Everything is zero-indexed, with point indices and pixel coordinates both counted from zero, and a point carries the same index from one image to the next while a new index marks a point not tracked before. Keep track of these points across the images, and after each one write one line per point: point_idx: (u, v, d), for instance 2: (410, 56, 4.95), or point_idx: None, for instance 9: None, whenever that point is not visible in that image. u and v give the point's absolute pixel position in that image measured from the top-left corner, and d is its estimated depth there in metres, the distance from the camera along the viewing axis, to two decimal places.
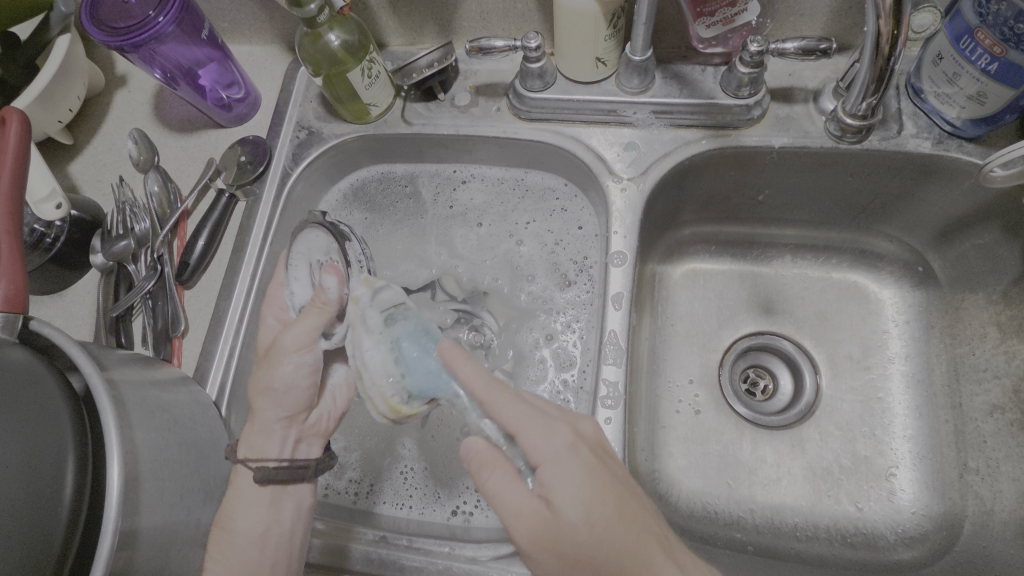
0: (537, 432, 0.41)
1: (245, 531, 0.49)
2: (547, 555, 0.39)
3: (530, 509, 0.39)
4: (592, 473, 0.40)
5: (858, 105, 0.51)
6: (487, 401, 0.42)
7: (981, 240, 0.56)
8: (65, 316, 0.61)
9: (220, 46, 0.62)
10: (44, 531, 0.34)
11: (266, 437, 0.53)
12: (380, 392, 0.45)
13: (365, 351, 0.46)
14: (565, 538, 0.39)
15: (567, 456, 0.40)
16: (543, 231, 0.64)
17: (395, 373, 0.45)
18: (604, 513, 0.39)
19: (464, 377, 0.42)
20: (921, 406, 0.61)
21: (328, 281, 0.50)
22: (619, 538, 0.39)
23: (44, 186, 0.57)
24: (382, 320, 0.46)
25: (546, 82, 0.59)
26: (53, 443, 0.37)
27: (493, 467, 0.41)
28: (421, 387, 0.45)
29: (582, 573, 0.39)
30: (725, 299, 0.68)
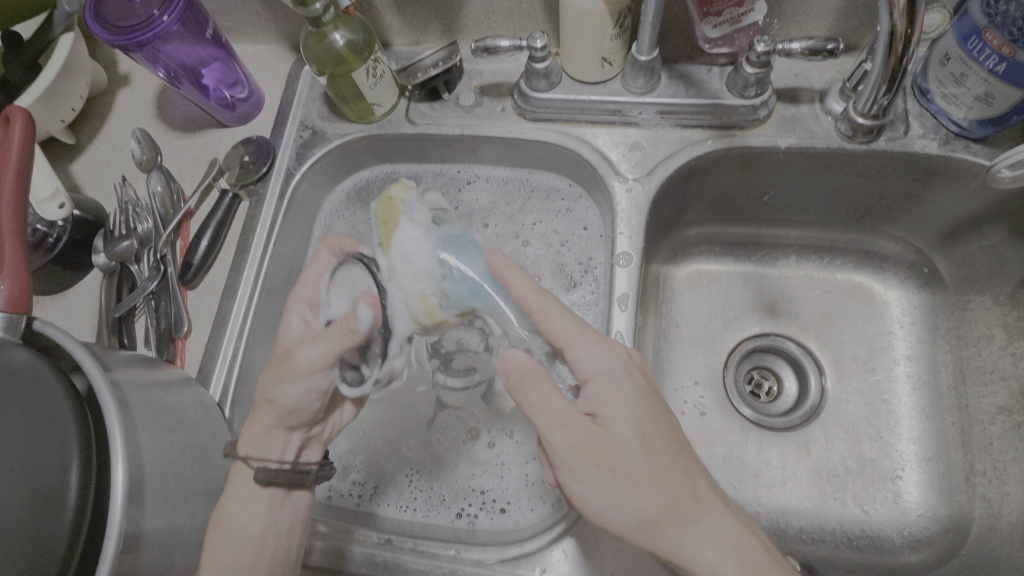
0: (589, 347, 0.44)
1: (241, 530, 0.48)
2: (592, 469, 0.40)
3: (579, 419, 0.41)
4: (643, 394, 0.43)
5: (869, 105, 0.51)
6: (540, 311, 0.45)
7: (988, 241, 0.56)
8: (67, 317, 0.60)
9: (224, 46, 0.62)
10: (48, 535, 0.34)
11: (268, 439, 0.51)
12: (419, 290, 0.46)
13: (410, 246, 0.47)
14: (613, 450, 0.40)
15: (618, 373, 0.43)
16: (549, 232, 0.64)
17: (438, 275, 0.47)
18: (654, 432, 0.41)
19: (513, 283, 0.46)
20: (927, 408, 0.60)
21: (362, 312, 0.45)
22: (669, 460, 0.40)
23: (46, 186, 0.56)
24: (429, 219, 0.49)
25: (552, 82, 0.59)
26: (57, 446, 0.36)
27: (536, 378, 0.42)
28: (459, 294, 0.47)
29: (628, 491, 0.39)
30: (729, 300, 0.68)
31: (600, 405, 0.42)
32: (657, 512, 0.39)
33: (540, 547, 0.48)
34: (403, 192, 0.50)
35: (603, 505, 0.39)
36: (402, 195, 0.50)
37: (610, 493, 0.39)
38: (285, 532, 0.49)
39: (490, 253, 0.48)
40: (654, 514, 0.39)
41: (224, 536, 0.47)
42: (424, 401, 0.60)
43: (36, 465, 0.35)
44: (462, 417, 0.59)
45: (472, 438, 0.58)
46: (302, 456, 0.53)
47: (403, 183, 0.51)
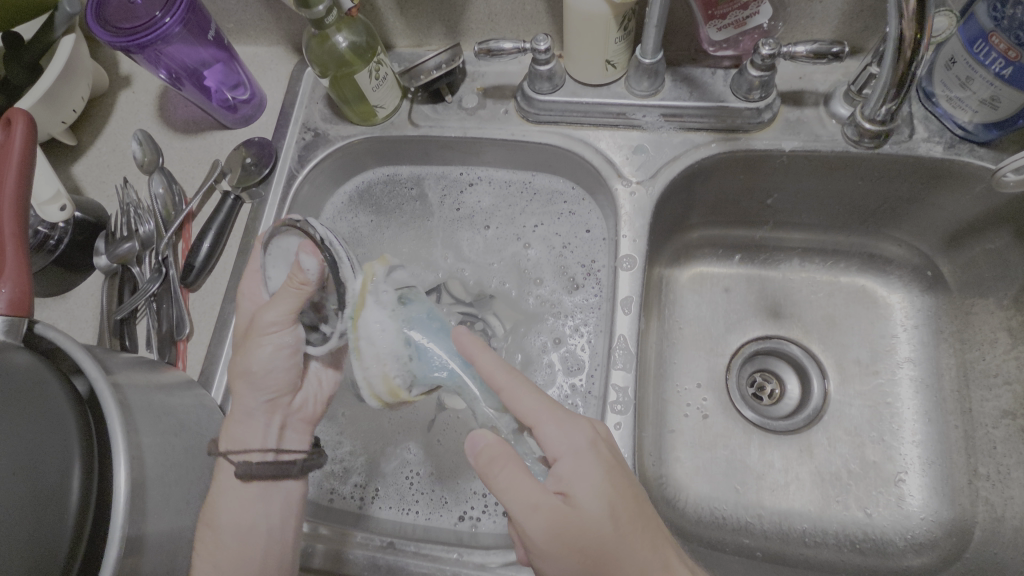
0: (555, 425, 0.42)
1: (232, 527, 0.47)
2: (565, 552, 0.39)
3: (549, 504, 0.40)
4: (612, 471, 0.41)
5: (877, 109, 0.51)
6: (507, 390, 0.43)
7: (992, 245, 0.56)
8: (69, 319, 0.60)
9: (226, 47, 0.62)
10: (50, 540, 0.34)
11: (249, 427, 0.51)
12: (383, 372, 0.45)
13: (375, 328, 0.45)
14: (583, 534, 0.39)
15: (586, 452, 0.42)
16: (551, 235, 0.64)
17: (404, 356, 0.46)
18: (624, 511, 0.41)
19: (481, 363, 0.44)
20: (930, 411, 0.60)
21: (305, 261, 0.45)
22: (639, 538, 0.40)
23: (48, 188, 0.55)
24: (396, 298, 0.47)
25: (555, 85, 0.59)
26: (59, 449, 0.36)
27: (504, 462, 0.40)
28: (427, 373, 0.46)
29: (600, 572, 0.39)
30: (732, 303, 0.68)
31: (570, 486, 0.41)
32: None
33: None
34: (374, 268, 0.47)
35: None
36: (375, 271, 0.47)
37: (582, 572, 0.39)
38: (277, 524, 0.49)
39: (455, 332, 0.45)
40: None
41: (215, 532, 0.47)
42: (426, 404, 0.60)
43: (38, 467, 0.35)
44: (464, 420, 0.58)
45: None
46: (289, 439, 0.54)
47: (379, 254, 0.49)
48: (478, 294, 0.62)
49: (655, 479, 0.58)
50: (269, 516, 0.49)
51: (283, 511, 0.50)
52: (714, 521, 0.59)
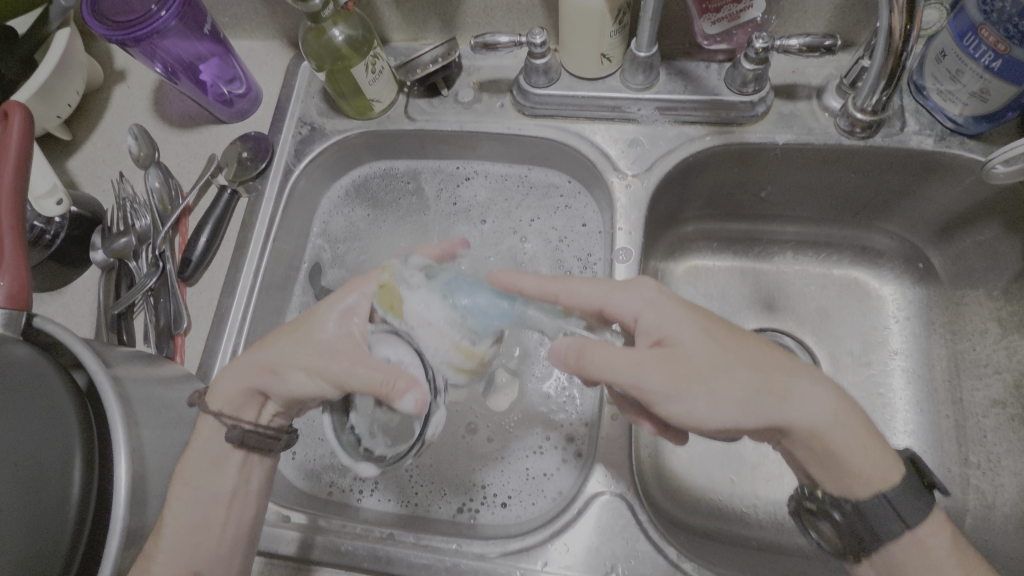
0: (619, 292, 0.45)
1: (209, 489, 0.46)
2: (687, 383, 0.40)
3: (650, 353, 0.41)
4: (686, 304, 0.44)
5: (868, 101, 0.52)
6: (563, 292, 0.46)
7: (981, 236, 0.57)
8: (65, 314, 0.60)
9: (222, 41, 0.62)
10: (53, 532, 0.34)
11: (246, 398, 0.47)
12: (450, 341, 0.43)
13: (421, 308, 0.44)
14: (693, 361, 0.40)
15: (657, 298, 0.44)
16: (547, 228, 0.64)
17: (458, 320, 0.44)
18: (715, 328, 0.42)
19: (527, 286, 0.47)
20: (921, 401, 0.61)
21: (406, 399, 0.41)
22: (739, 343, 0.42)
23: (44, 181, 0.56)
24: (421, 275, 0.46)
25: (551, 79, 0.59)
26: (61, 441, 0.36)
27: (592, 343, 0.42)
28: (485, 325, 0.45)
29: (726, 385, 0.40)
30: (727, 295, 0.68)
31: (660, 331, 0.42)
32: (756, 387, 0.40)
33: (542, 540, 0.49)
34: (389, 270, 0.47)
35: (710, 408, 0.40)
36: (391, 270, 0.47)
37: (710, 395, 0.40)
38: (255, 492, 0.48)
39: (492, 275, 0.48)
40: (756, 390, 0.40)
41: (192, 492, 0.45)
42: None
43: (37, 461, 0.35)
44: (462, 413, 0.59)
45: (472, 433, 0.58)
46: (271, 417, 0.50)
47: (382, 262, 0.48)
48: None
49: (650, 469, 0.59)
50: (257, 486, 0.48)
51: (261, 476, 0.49)
52: (710, 511, 0.59)
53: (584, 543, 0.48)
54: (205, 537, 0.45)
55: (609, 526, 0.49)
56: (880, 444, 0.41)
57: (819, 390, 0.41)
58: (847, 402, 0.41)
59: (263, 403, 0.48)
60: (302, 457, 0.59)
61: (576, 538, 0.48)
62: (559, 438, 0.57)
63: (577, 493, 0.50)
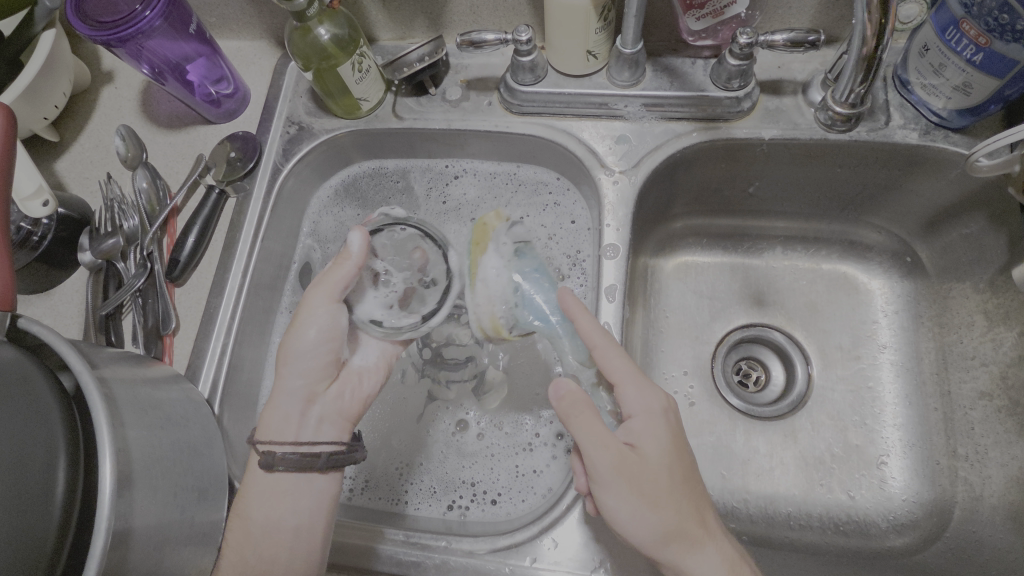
0: (636, 388, 0.45)
1: (263, 518, 0.48)
2: (626, 489, 0.41)
3: (620, 445, 0.42)
4: (674, 436, 0.44)
5: (846, 95, 0.52)
6: (600, 349, 0.46)
7: (968, 229, 0.57)
8: (54, 315, 0.60)
9: (208, 41, 0.62)
10: (36, 533, 0.34)
11: (284, 423, 0.51)
12: (491, 312, 0.49)
13: (491, 274, 0.49)
14: (647, 478, 0.42)
15: (659, 415, 0.45)
16: (536, 226, 0.64)
17: (510, 301, 0.49)
18: (679, 468, 0.43)
19: (581, 324, 0.46)
20: (910, 394, 0.61)
21: (352, 235, 0.50)
22: (689, 491, 0.43)
23: (30, 183, 0.55)
24: (512, 251, 0.51)
25: (538, 76, 0.59)
26: (46, 443, 0.37)
27: (584, 407, 0.43)
28: (528, 321, 0.50)
29: (653, 511, 0.41)
30: (716, 291, 0.69)
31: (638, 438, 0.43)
32: (675, 532, 0.41)
33: (531, 536, 0.49)
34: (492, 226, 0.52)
35: (630, 519, 0.41)
36: (494, 225, 0.52)
37: (636, 508, 0.41)
38: (304, 522, 0.48)
39: (561, 292, 0.48)
40: (672, 534, 0.41)
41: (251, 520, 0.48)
42: (415, 396, 0.60)
43: (25, 465, 0.35)
44: (452, 411, 0.59)
45: (462, 430, 0.58)
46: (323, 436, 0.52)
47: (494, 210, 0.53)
48: None
49: None
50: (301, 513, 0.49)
51: (316, 504, 0.49)
52: None
53: (571, 536, 0.48)
54: (266, 564, 0.47)
55: (599, 521, 0.49)
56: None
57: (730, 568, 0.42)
58: None
59: (303, 423, 0.51)
60: None
61: (565, 534, 0.48)
62: (549, 434, 0.57)
63: (566, 489, 0.50)
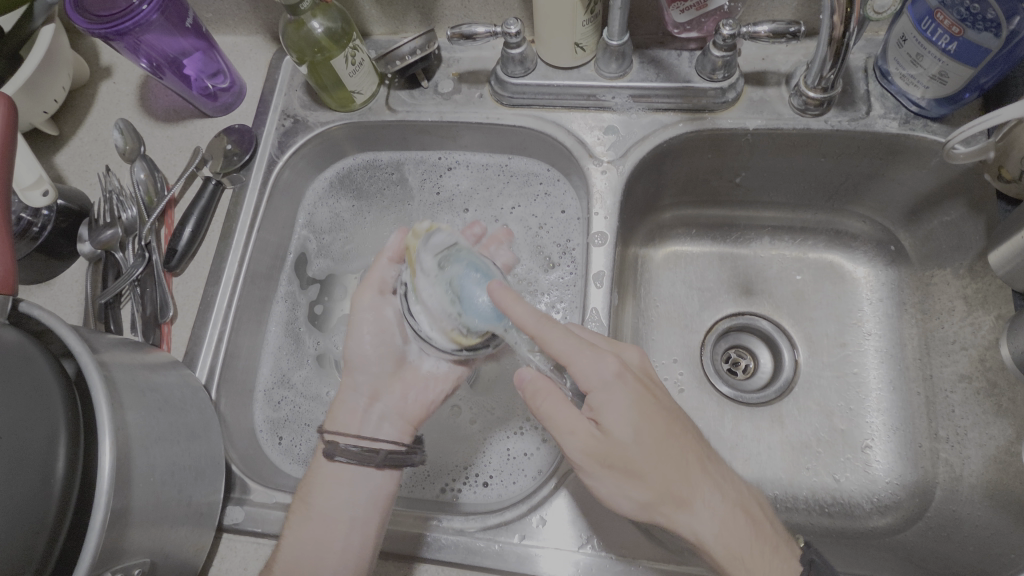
0: (586, 359, 0.43)
1: (321, 506, 0.48)
2: (601, 469, 0.42)
3: (583, 428, 0.42)
4: (640, 399, 0.43)
5: (818, 79, 0.54)
6: (542, 336, 0.44)
7: (948, 217, 0.59)
8: (54, 305, 0.61)
9: (205, 36, 0.63)
10: (38, 507, 0.36)
11: (349, 415, 0.52)
12: (441, 327, 0.47)
13: (425, 293, 0.46)
14: (619, 454, 0.41)
15: (615, 381, 0.43)
16: (527, 216, 0.66)
17: (452, 312, 0.46)
18: (651, 431, 0.42)
19: (516, 316, 0.43)
20: (894, 380, 0.63)
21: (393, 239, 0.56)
22: (665, 451, 0.42)
23: (29, 174, 0.56)
24: (436, 264, 0.47)
25: (527, 68, 0.61)
26: (48, 419, 0.38)
27: (546, 394, 0.43)
28: (475, 320, 0.46)
29: (632, 485, 0.41)
30: (705, 280, 0.70)
31: (601, 413, 0.42)
32: (658, 496, 0.41)
33: (520, 515, 0.50)
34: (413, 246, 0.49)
35: (614, 494, 0.42)
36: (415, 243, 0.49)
37: (616, 484, 0.42)
38: (360, 516, 0.48)
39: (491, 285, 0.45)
40: (656, 498, 0.41)
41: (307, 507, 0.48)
42: None
43: (27, 440, 0.36)
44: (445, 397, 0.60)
45: (455, 415, 0.59)
46: (386, 433, 0.52)
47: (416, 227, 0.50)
48: None
49: None
50: (358, 508, 0.48)
51: (372, 498, 0.49)
52: None
53: (559, 513, 0.50)
54: (316, 555, 0.46)
55: (586, 499, 0.50)
56: (772, 571, 0.41)
57: (718, 512, 0.42)
58: (746, 532, 0.41)
59: (366, 417, 0.52)
60: (289, 442, 0.60)
61: (553, 512, 0.50)
62: (540, 419, 0.58)
63: (555, 469, 0.52)
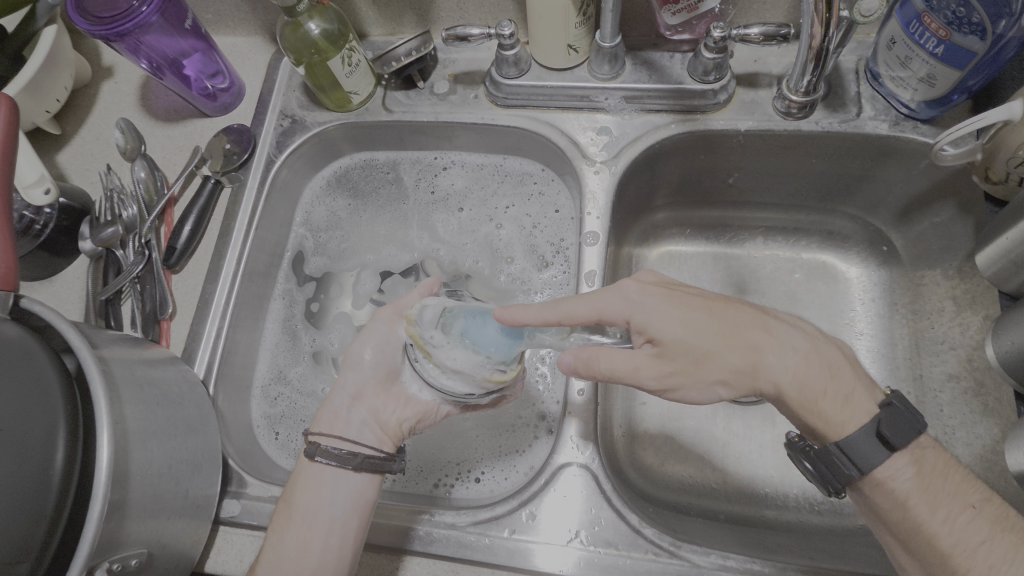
0: (607, 300, 0.44)
1: (301, 507, 0.48)
2: (681, 378, 0.42)
3: (645, 357, 0.43)
4: (674, 297, 0.44)
5: (799, 82, 0.55)
6: (564, 316, 0.44)
7: (938, 218, 0.59)
8: (55, 301, 0.62)
9: (204, 37, 0.64)
10: (37, 498, 0.36)
11: (335, 415, 0.53)
12: (486, 381, 0.45)
13: (449, 362, 0.45)
14: (686, 354, 0.42)
15: (643, 296, 0.44)
16: (521, 215, 0.67)
17: (484, 361, 0.45)
18: (699, 321, 0.43)
19: (531, 318, 0.43)
20: (886, 380, 0.62)
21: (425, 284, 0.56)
22: (719, 331, 0.43)
23: (32, 172, 0.57)
24: (441, 331, 0.46)
25: (521, 70, 0.61)
26: (48, 413, 0.39)
27: (598, 354, 0.43)
28: (508, 350, 0.45)
29: (715, 379, 0.42)
30: (700, 280, 0.70)
31: (651, 331, 0.43)
32: (740, 371, 0.42)
33: (510, 510, 0.51)
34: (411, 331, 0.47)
35: (704, 391, 0.43)
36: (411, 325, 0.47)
37: (699, 383, 0.42)
38: (339, 519, 0.47)
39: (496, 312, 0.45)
40: (738, 374, 0.42)
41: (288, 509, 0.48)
42: None
43: (26, 433, 0.37)
44: None
45: None
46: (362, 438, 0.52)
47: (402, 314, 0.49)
48: (453, 274, 0.65)
49: (623, 447, 0.62)
50: (337, 510, 0.48)
51: (351, 501, 0.48)
52: (681, 485, 0.61)
53: (549, 507, 0.51)
54: (297, 559, 0.46)
55: (574, 493, 0.51)
56: (852, 373, 0.43)
57: (798, 348, 0.43)
58: (820, 351, 0.43)
59: (348, 420, 0.52)
60: (285, 437, 0.61)
61: (542, 507, 0.51)
62: (532, 416, 0.59)
63: (546, 464, 0.53)
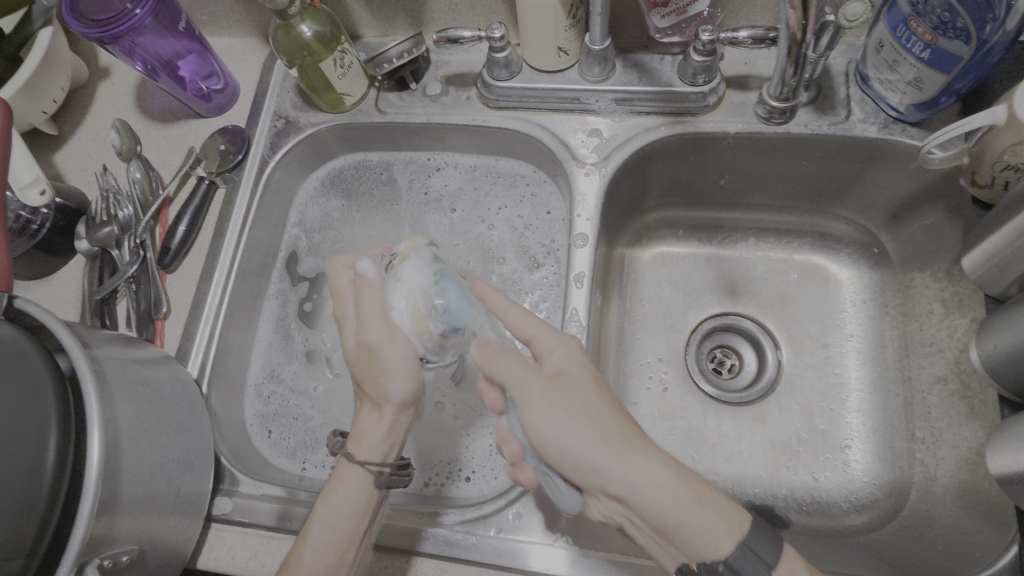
0: (550, 331, 0.47)
1: (348, 533, 0.46)
2: (553, 406, 0.42)
3: (538, 374, 0.44)
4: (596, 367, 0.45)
5: (780, 88, 0.55)
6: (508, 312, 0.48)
7: (927, 221, 0.59)
8: (52, 300, 0.63)
9: (198, 38, 0.65)
10: (29, 495, 0.37)
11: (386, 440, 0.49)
12: (411, 303, 0.48)
13: (410, 271, 0.49)
14: (570, 389, 0.43)
15: (574, 344, 0.46)
16: (513, 217, 0.67)
17: (429, 293, 0.49)
18: (605, 387, 0.44)
19: (490, 296, 0.48)
20: (874, 382, 0.64)
21: None
22: (615, 405, 0.43)
23: (27, 173, 0.58)
24: (430, 256, 0.51)
25: (512, 72, 0.62)
26: (40, 411, 0.39)
27: (507, 353, 0.45)
28: (450, 309, 0.49)
29: (582, 424, 0.41)
30: (691, 281, 0.71)
31: (559, 368, 0.44)
32: (607, 435, 0.41)
33: (497, 509, 0.51)
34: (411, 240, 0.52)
35: (561, 431, 0.41)
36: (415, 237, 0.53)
37: (565, 420, 0.41)
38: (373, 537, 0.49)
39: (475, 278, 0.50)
40: (603, 436, 0.41)
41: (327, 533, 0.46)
42: None
43: (19, 431, 0.38)
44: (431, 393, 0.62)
45: (438, 411, 0.61)
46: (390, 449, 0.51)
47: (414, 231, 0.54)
48: None
49: None
50: (372, 529, 0.49)
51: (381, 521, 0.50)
52: None
53: (536, 507, 0.51)
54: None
55: None
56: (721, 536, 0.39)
57: (667, 469, 0.41)
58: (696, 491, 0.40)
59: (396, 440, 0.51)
60: (278, 435, 0.61)
61: (529, 506, 0.51)
62: None
63: None
